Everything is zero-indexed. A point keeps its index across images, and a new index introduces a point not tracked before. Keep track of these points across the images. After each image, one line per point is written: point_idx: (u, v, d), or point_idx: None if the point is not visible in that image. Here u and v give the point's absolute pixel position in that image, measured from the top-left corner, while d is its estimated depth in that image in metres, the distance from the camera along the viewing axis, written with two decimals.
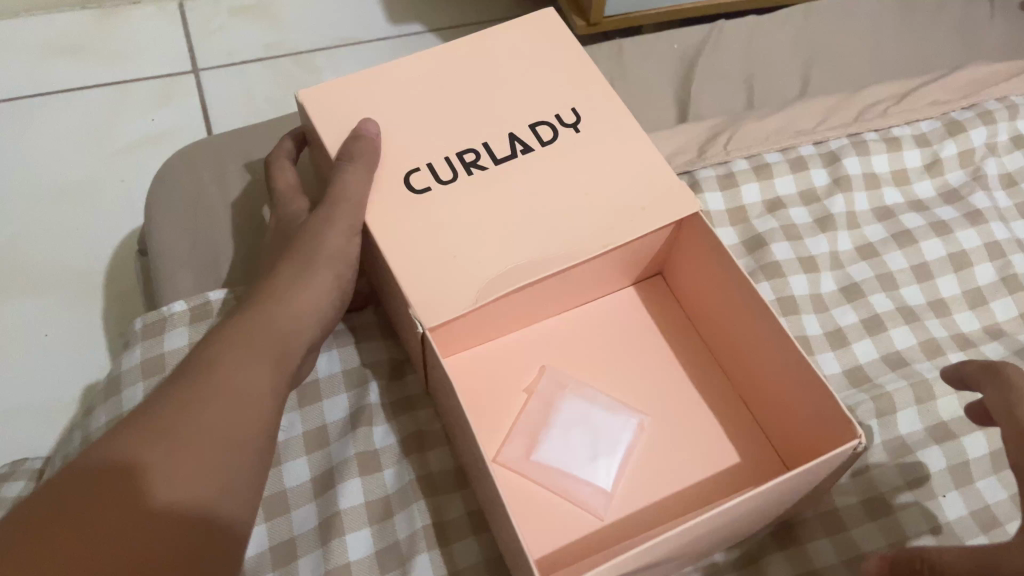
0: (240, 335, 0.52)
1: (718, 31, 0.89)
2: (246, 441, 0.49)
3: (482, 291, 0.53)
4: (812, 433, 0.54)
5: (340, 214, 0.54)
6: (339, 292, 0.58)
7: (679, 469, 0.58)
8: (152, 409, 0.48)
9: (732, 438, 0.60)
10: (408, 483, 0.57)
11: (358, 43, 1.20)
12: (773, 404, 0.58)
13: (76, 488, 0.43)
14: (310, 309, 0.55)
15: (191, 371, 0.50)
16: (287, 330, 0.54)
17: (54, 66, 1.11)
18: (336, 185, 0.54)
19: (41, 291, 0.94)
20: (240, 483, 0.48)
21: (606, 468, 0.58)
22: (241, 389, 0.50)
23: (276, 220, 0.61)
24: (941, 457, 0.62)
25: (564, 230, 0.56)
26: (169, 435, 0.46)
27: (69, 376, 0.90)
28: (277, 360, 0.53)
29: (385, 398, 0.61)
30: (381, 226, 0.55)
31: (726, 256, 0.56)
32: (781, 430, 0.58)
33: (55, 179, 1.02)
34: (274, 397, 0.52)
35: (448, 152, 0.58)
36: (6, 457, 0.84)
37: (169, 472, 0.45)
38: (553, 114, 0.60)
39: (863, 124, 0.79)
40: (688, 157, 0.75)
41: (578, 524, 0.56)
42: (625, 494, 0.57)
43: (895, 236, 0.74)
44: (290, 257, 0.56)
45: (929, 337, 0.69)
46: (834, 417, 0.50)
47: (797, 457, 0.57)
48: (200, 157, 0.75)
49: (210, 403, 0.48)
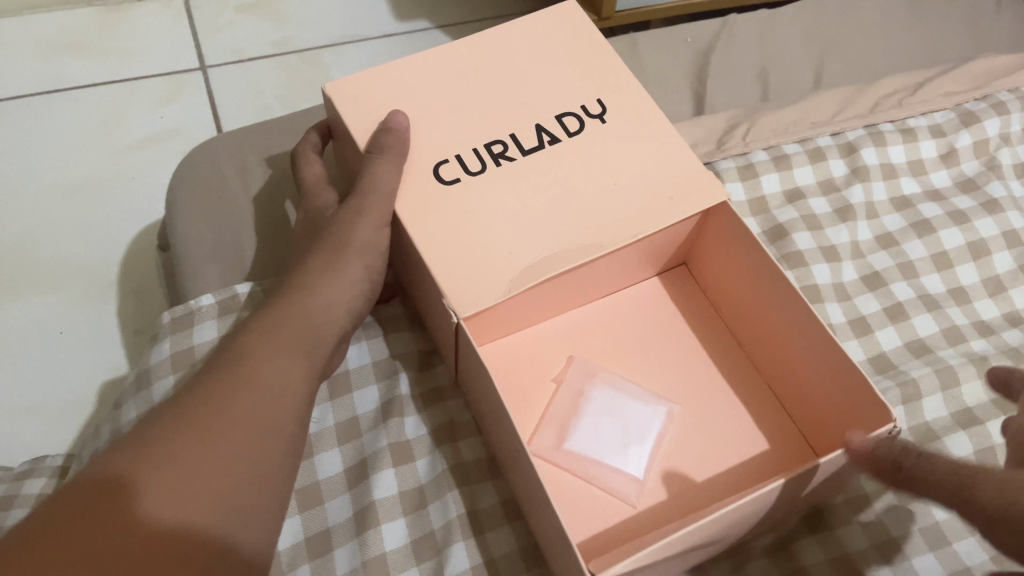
0: (271, 328, 0.52)
1: (730, 24, 0.89)
2: (277, 434, 0.49)
3: (515, 280, 0.52)
4: (845, 421, 0.54)
5: (370, 205, 0.53)
6: (369, 283, 0.57)
7: (708, 458, 0.59)
8: (183, 401, 0.47)
9: (760, 426, 0.61)
10: (441, 473, 0.58)
11: (365, 39, 1.20)
12: (804, 393, 0.58)
13: (107, 478, 0.43)
14: (340, 302, 0.55)
15: (222, 364, 0.50)
16: (318, 322, 0.54)
17: (61, 63, 1.11)
18: (366, 178, 0.53)
19: (54, 289, 0.94)
20: (271, 476, 0.47)
21: (637, 456, 0.58)
22: (272, 382, 0.50)
23: (304, 213, 0.61)
24: (968, 443, 0.63)
25: (595, 220, 0.55)
26: (200, 428, 0.46)
27: (86, 373, 0.90)
28: (308, 354, 0.53)
29: (415, 389, 0.62)
30: (412, 217, 0.54)
31: (756, 244, 0.55)
32: (811, 418, 0.58)
33: (66, 177, 1.02)
34: (305, 391, 0.52)
35: (475, 143, 0.57)
36: (26, 454, 0.84)
37: (202, 465, 0.44)
38: (579, 104, 0.59)
39: (880, 115, 0.79)
40: (708, 149, 0.76)
41: (610, 512, 0.57)
42: (655, 483, 0.58)
43: (914, 225, 0.74)
44: (321, 249, 0.56)
45: (950, 324, 0.70)
46: (869, 405, 0.50)
47: (826, 443, 0.58)
48: (221, 151, 0.75)
49: (241, 397, 0.48)
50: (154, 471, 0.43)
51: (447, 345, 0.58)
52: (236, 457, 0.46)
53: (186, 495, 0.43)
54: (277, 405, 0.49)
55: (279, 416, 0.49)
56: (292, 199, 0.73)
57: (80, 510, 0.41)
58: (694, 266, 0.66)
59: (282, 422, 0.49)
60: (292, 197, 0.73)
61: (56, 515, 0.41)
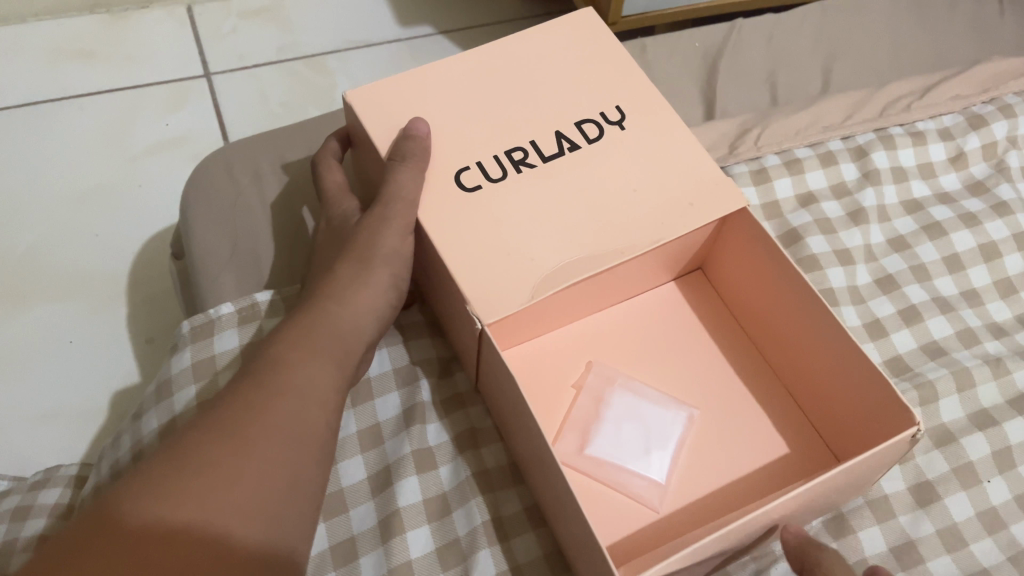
0: (302, 337, 0.53)
1: (738, 29, 0.90)
2: (311, 442, 0.49)
3: (538, 286, 0.52)
4: (866, 424, 0.54)
5: (394, 213, 0.53)
6: (393, 292, 0.57)
7: (730, 462, 0.59)
8: (218, 411, 0.48)
9: (781, 430, 0.61)
10: (464, 479, 0.58)
11: (368, 45, 1.20)
12: (825, 397, 0.58)
13: (149, 487, 0.43)
14: (369, 310, 0.55)
15: (256, 373, 0.50)
16: (347, 331, 0.54)
17: (65, 71, 1.10)
18: (391, 185, 0.53)
19: (65, 298, 0.94)
20: (305, 484, 0.48)
21: (659, 461, 0.58)
22: (304, 390, 0.50)
23: (326, 222, 0.61)
24: (985, 443, 0.64)
25: (616, 225, 0.54)
26: (237, 436, 0.46)
27: (98, 381, 0.89)
28: (338, 362, 0.53)
29: (436, 396, 0.62)
30: (433, 223, 0.54)
31: (775, 249, 0.55)
32: (831, 421, 0.58)
33: (73, 185, 1.02)
34: (336, 399, 0.52)
35: (495, 151, 0.57)
36: (40, 464, 0.84)
37: (240, 471, 0.45)
38: (598, 112, 0.60)
39: (889, 119, 0.80)
40: (721, 154, 0.76)
41: (634, 517, 0.57)
42: (679, 487, 0.58)
43: (925, 228, 0.75)
44: (347, 257, 0.56)
45: (964, 325, 0.70)
46: (889, 406, 0.50)
47: (846, 446, 0.58)
48: (235, 158, 0.75)
49: (275, 405, 0.48)
50: (192, 479, 0.43)
51: (467, 353, 0.58)
52: (272, 466, 0.46)
53: (227, 504, 0.43)
54: (309, 413, 0.50)
55: (312, 425, 0.49)
56: (309, 206, 0.73)
57: (124, 523, 0.41)
58: (710, 270, 0.67)
59: (314, 431, 0.49)
60: (309, 204, 0.73)
61: (100, 526, 0.41)
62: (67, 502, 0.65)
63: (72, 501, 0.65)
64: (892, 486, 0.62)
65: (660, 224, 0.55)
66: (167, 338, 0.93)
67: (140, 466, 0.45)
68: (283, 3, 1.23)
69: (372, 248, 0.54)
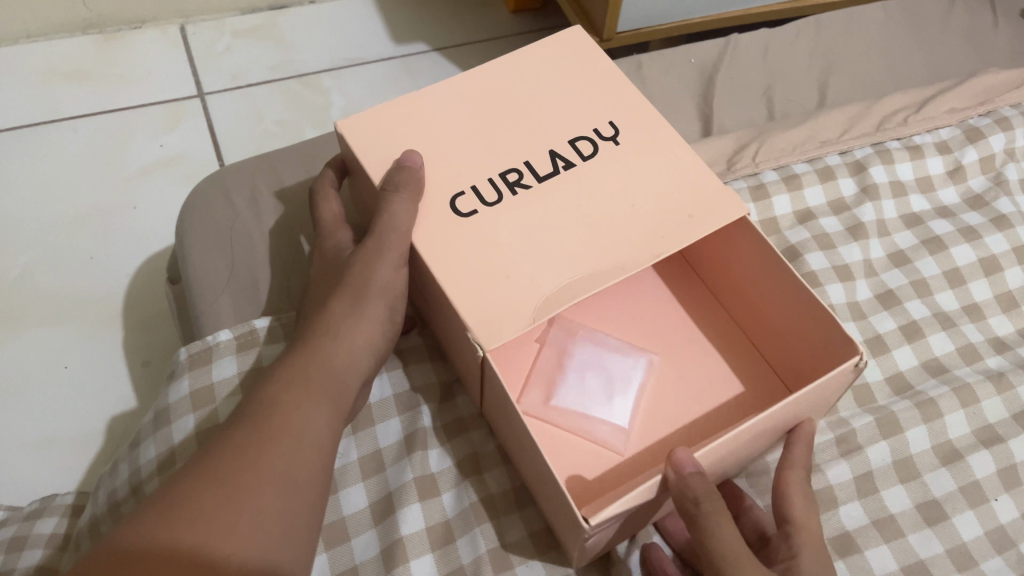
0: (295, 377, 0.52)
1: (734, 43, 0.90)
2: (306, 483, 0.48)
3: (539, 309, 0.49)
4: (814, 352, 0.54)
5: (390, 245, 0.52)
6: (389, 323, 0.57)
7: (688, 406, 0.60)
8: (210, 456, 0.46)
9: (738, 375, 0.61)
10: (468, 508, 0.57)
11: (363, 63, 1.20)
12: (777, 335, 0.58)
13: (142, 541, 0.42)
14: (361, 345, 0.55)
15: (249, 414, 0.49)
16: (341, 370, 0.53)
17: (57, 92, 1.10)
18: (384, 216, 0.52)
19: (61, 322, 0.93)
20: (300, 526, 0.46)
21: (622, 408, 0.58)
22: (299, 432, 0.49)
23: (320, 253, 0.61)
24: (990, 461, 0.64)
25: (607, 223, 0.53)
26: (231, 480, 0.45)
27: (94, 408, 0.88)
28: (333, 401, 0.52)
29: (437, 421, 0.61)
30: (430, 253, 0.52)
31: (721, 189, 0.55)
32: (785, 359, 0.59)
33: (67, 208, 1.01)
34: (332, 439, 0.51)
35: (490, 173, 0.55)
36: (35, 493, 0.83)
37: (236, 514, 0.43)
38: (592, 128, 0.58)
39: (885, 132, 0.80)
40: (719, 170, 0.76)
41: (598, 461, 0.57)
42: (642, 432, 0.58)
43: (925, 242, 0.75)
44: (339, 291, 0.55)
45: (965, 341, 0.70)
46: (833, 333, 0.50)
47: (798, 380, 0.59)
48: (231, 183, 0.74)
49: (269, 445, 0.47)
50: (188, 528, 0.42)
51: (471, 378, 0.56)
52: (268, 510, 0.45)
53: (222, 549, 0.42)
54: (305, 455, 0.48)
55: (308, 467, 0.48)
56: (306, 233, 0.72)
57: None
58: None
59: (310, 473, 0.48)
60: (306, 231, 0.72)
61: None
62: (63, 531, 0.65)
63: (68, 531, 0.65)
64: (899, 505, 0.61)
65: (660, 237, 0.52)
66: (163, 362, 0.92)
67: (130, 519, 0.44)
68: (277, 21, 1.22)
69: (368, 280, 0.54)
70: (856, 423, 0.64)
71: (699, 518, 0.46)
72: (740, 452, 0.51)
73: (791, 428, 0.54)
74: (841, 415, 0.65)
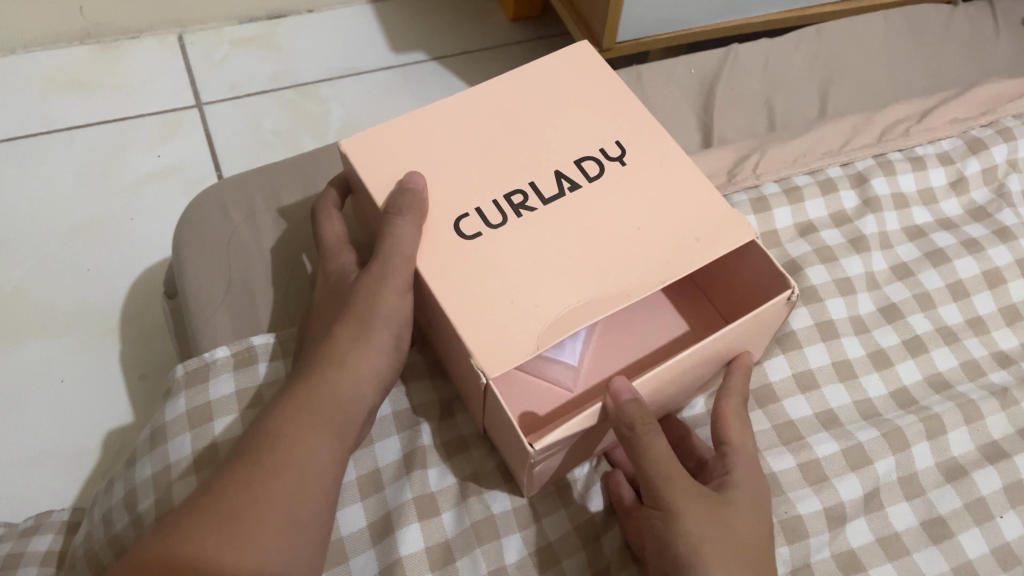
0: (302, 407, 0.51)
1: (734, 53, 0.89)
2: (309, 521, 0.47)
3: (543, 335, 0.48)
4: (756, 284, 0.56)
5: (392, 270, 0.51)
6: (395, 351, 0.56)
7: (638, 342, 0.60)
8: (212, 491, 0.46)
9: (684, 315, 0.62)
10: (469, 527, 0.57)
11: (361, 72, 1.20)
12: (717, 271, 0.59)
13: None
14: (369, 374, 0.54)
15: (253, 446, 0.48)
16: (347, 400, 0.52)
17: (54, 102, 1.09)
18: (387, 240, 0.51)
19: (58, 335, 0.92)
20: (301, 565, 0.46)
21: (572, 346, 0.58)
22: (304, 466, 0.48)
23: (323, 274, 0.60)
24: (996, 477, 0.63)
25: (610, 243, 0.52)
26: (234, 520, 0.44)
27: (90, 421, 0.88)
28: (339, 432, 0.51)
29: (438, 438, 0.61)
30: (434, 277, 0.51)
31: (677, 153, 0.57)
32: (727, 294, 0.60)
33: (64, 219, 1.00)
34: (336, 472, 0.50)
35: (495, 195, 0.54)
36: (30, 508, 0.82)
37: (237, 554, 0.43)
38: (598, 148, 0.57)
39: (887, 144, 0.79)
40: (719, 182, 0.75)
41: (550, 396, 0.57)
42: (591, 368, 0.58)
43: (928, 255, 0.74)
44: (346, 317, 0.54)
45: (969, 356, 0.70)
46: (768, 268, 0.54)
47: (739, 313, 0.60)
48: (229, 197, 0.73)
49: (273, 482, 0.46)
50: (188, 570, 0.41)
51: (471, 396, 0.56)
52: (270, 550, 0.44)
53: None
54: (309, 490, 0.48)
55: (311, 503, 0.47)
56: (308, 251, 0.72)
57: None
58: None
59: (313, 509, 0.48)
60: (308, 249, 0.72)
61: None
62: (58, 548, 0.64)
63: (63, 548, 0.64)
64: (903, 523, 0.61)
65: (666, 262, 0.51)
66: (160, 375, 0.92)
67: (130, 556, 0.43)
68: (276, 30, 1.22)
69: (371, 308, 0.53)
70: (862, 436, 0.63)
71: (636, 442, 0.49)
72: (681, 381, 0.54)
73: (731, 359, 0.58)
74: (847, 428, 0.64)
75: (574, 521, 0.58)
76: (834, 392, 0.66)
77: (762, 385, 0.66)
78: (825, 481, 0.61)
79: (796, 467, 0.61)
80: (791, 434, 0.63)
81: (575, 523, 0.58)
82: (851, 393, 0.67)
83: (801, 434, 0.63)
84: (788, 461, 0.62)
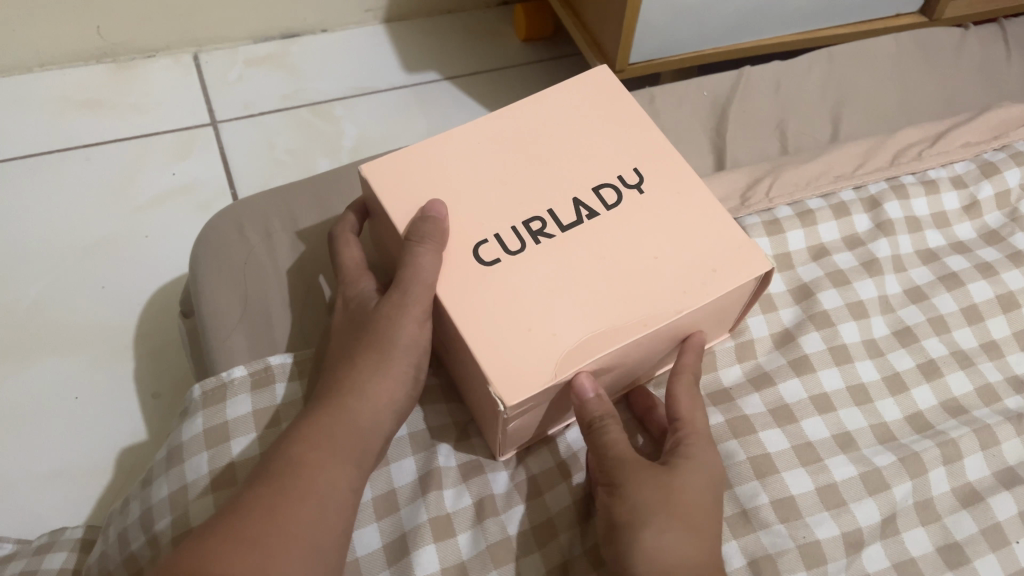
0: (320, 435, 0.51)
1: (746, 75, 0.90)
2: (327, 547, 0.47)
3: (561, 363, 0.49)
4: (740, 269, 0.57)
5: (412, 300, 0.52)
6: (413, 381, 0.56)
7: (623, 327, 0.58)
8: (234, 514, 0.46)
9: None
10: (484, 550, 0.57)
11: (375, 92, 1.21)
12: None
13: None
14: (386, 403, 0.54)
15: (274, 472, 0.49)
16: (365, 430, 0.53)
17: (70, 120, 1.10)
18: (409, 268, 0.51)
19: (71, 353, 0.93)
20: None
21: None
22: (322, 493, 0.48)
23: (342, 300, 0.61)
24: (1012, 502, 0.63)
25: (626, 269, 0.53)
26: (257, 542, 0.44)
27: (104, 440, 0.88)
28: (357, 461, 0.52)
29: (454, 460, 0.61)
30: (455, 304, 0.51)
31: (684, 172, 0.57)
32: None
33: (79, 237, 1.01)
34: (352, 499, 0.51)
35: (513, 221, 0.55)
36: (42, 526, 0.82)
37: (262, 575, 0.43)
38: (615, 175, 0.57)
39: (900, 168, 0.80)
40: (732, 206, 0.76)
41: None
42: None
43: (942, 279, 0.75)
44: (365, 347, 0.54)
45: (984, 381, 0.70)
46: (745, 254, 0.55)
47: None
48: (247, 219, 0.74)
49: (294, 506, 0.47)
50: None
51: (485, 419, 0.56)
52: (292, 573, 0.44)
53: None
54: (328, 519, 0.48)
55: (330, 530, 0.48)
56: (324, 273, 0.72)
57: None
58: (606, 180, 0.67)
59: (331, 537, 0.48)
60: (325, 272, 0.73)
61: None
62: (72, 566, 0.64)
63: (77, 567, 0.64)
64: (920, 548, 0.61)
65: (681, 292, 0.52)
66: (174, 394, 0.92)
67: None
68: (290, 50, 1.23)
69: (391, 338, 0.53)
70: (879, 461, 0.63)
71: (593, 432, 0.52)
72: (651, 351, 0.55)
73: (684, 339, 0.58)
74: (863, 451, 0.64)
75: (584, 546, 0.58)
76: (850, 415, 0.66)
77: (778, 407, 0.65)
78: (843, 506, 0.61)
79: (813, 491, 0.61)
80: (810, 456, 0.63)
81: (587, 546, 0.58)
82: (868, 417, 0.67)
83: (819, 457, 0.63)
84: (805, 483, 0.62)
